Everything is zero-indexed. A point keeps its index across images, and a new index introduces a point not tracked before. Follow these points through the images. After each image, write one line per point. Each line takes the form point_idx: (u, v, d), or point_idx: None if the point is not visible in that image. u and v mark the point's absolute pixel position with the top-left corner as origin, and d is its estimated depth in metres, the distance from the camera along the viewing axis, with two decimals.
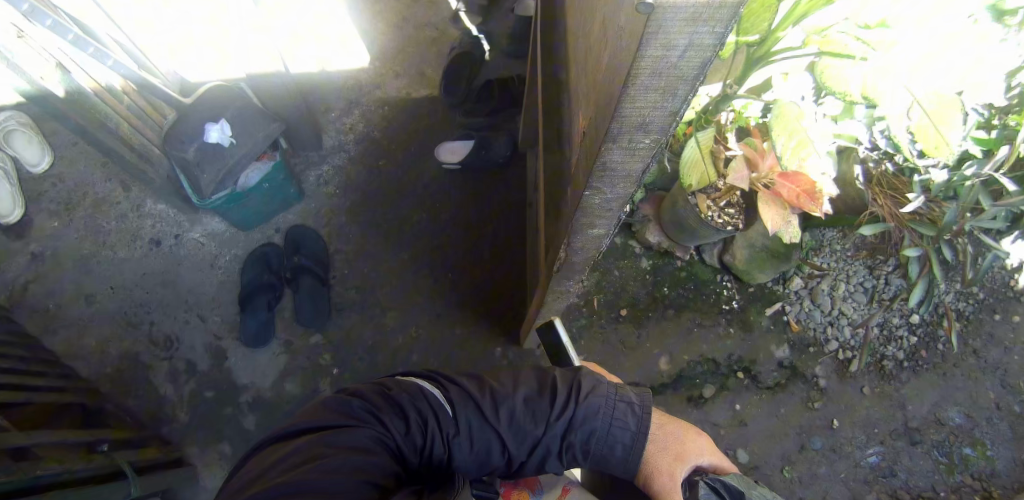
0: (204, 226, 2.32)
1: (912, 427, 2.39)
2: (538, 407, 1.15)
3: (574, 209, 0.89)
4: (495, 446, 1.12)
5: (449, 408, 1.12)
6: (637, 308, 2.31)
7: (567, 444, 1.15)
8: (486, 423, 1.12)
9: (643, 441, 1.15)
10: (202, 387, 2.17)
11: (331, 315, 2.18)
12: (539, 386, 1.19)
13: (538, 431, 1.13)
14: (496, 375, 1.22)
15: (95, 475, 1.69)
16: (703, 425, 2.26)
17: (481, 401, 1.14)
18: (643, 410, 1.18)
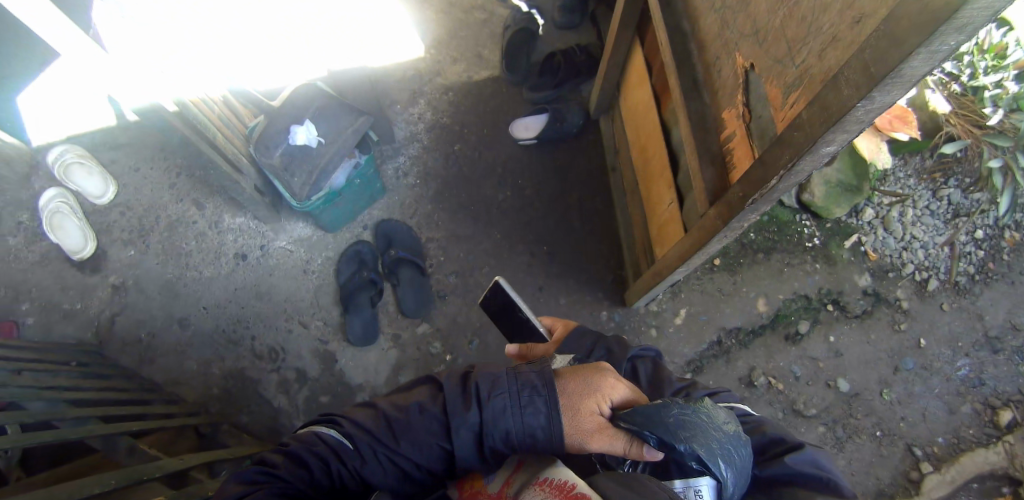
0: (290, 233, 2.32)
1: (992, 336, 2.38)
2: (437, 418, 1.21)
3: (827, 125, 0.97)
4: (407, 465, 1.21)
5: (349, 443, 1.22)
6: (729, 257, 2.45)
7: (485, 446, 1.16)
8: (386, 448, 1.21)
9: (559, 419, 1.12)
10: (317, 393, 2.16)
11: (435, 303, 2.20)
12: (432, 398, 1.24)
13: (446, 442, 1.19)
14: (392, 396, 1.29)
15: None
16: (802, 360, 2.35)
17: (379, 429, 1.23)
18: (549, 388, 1.15)
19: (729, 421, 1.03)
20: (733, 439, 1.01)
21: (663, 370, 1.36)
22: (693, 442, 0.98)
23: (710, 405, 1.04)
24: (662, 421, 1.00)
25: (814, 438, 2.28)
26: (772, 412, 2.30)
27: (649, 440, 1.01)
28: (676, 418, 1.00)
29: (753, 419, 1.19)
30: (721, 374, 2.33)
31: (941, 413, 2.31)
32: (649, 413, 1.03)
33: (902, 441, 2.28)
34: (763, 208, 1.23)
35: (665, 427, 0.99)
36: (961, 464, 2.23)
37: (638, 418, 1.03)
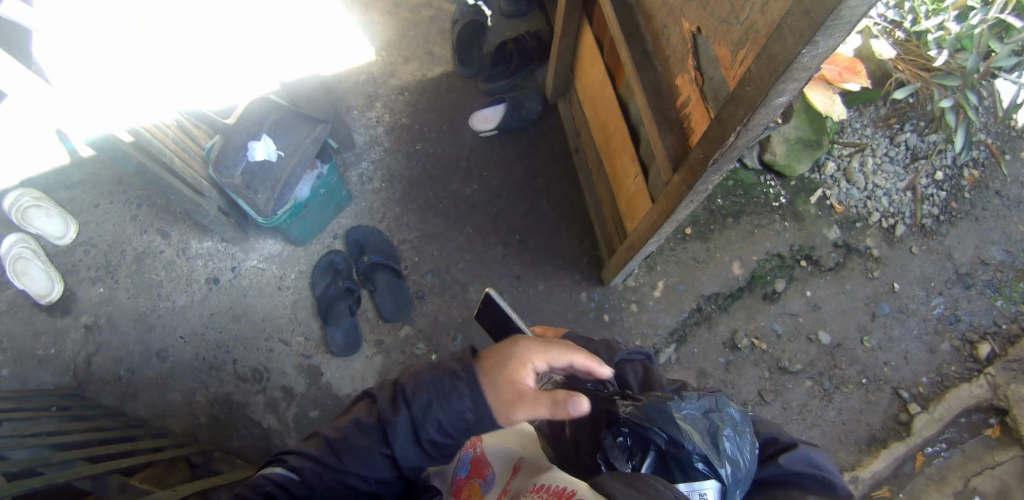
0: (260, 252, 2.30)
1: (963, 272, 2.44)
2: (373, 429, 1.15)
3: (776, 76, 0.99)
4: (359, 482, 1.16)
5: (296, 477, 1.17)
6: (700, 225, 2.46)
7: (423, 442, 1.11)
8: (334, 470, 1.17)
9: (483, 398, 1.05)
10: (306, 408, 2.14)
11: (414, 304, 2.19)
12: (367, 410, 1.18)
13: (388, 448, 1.14)
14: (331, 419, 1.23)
15: None
16: (783, 317, 2.39)
17: (322, 454, 1.18)
18: (469, 372, 1.07)
19: (737, 423, 1.07)
20: (742, 439, 1.05)
21: (654, 375, 1.35)
22: (702, 443, 1.01)
23: (723, 402, 1.09)
24: (672, 419, 1.04)
25: (803, 393, 2.32)
26: (759, 372, 2.34)
27: (655, 437, 1.03)
28: (686, 417, 1.05)
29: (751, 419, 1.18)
30: (705, 340, 2.35)
31: (922, 354, 2.36)
32: (661, 411, 1.05)
33: (888, 385, 2.33)
34: (726, 166, 1.25)
35: (675, 424, 1.03)
36: (947, 401, 2.28)
37: (648, 414, 1.06)
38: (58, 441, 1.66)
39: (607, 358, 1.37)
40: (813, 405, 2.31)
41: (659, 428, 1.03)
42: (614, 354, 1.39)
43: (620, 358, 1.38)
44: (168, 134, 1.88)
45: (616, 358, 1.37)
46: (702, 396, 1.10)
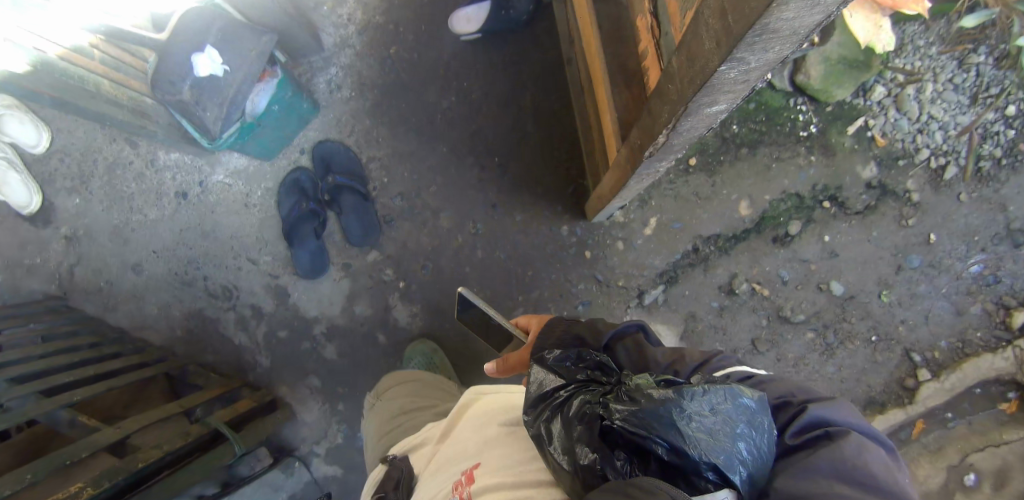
0: (226, 166, 2.15)
1: (1015, 229, 2.09)
2: None
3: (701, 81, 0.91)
4: None
5: None
6: (707, 154, 2.14)
7: None
8: None
9: None
10: (275, 327, 2.14)
11: (381, 230, 2.07)
12: None
13: None
14: None
15: (196, 446, 1.73)
16: (792, 263, 2.14)
17: None
18: None
19: (753, 411, 0.90)
20: (756, 433, 0.89)
21: (648, 353, 1.16)
22: (713, 449, 0.86)
23: (734, 390, 0.91)
24: (674, 423, 0.88)
25: (802, 345, 2.14)
26: (755, 319, 2.14)
27: (657, 448, 0.88)
28: (691, 419, 0.88)
29: (759, 378, 1.06)
30: (700, 282, 2.14)
31: (944, 315, 2.11)
32: (661, 416, 0.89)
33: (899, 346, 2.12)
34: (668, 155, 1.17)
35: (679, 432, 0.87)
36: (961, 370, 2.08)
37: (644, 420, 0.90)
38: (17, 373, 1.62)
39: (592, 342, 1.19)
40: (811, 358, 2.14)
41: (659, 436, 0.88)
42: (598, 335, 1.21)
43: (608, 341, 1.20)
44: (95, 55, 1.62)
45: (603, 341, 1.19)
46: (707, 383, 0.92)
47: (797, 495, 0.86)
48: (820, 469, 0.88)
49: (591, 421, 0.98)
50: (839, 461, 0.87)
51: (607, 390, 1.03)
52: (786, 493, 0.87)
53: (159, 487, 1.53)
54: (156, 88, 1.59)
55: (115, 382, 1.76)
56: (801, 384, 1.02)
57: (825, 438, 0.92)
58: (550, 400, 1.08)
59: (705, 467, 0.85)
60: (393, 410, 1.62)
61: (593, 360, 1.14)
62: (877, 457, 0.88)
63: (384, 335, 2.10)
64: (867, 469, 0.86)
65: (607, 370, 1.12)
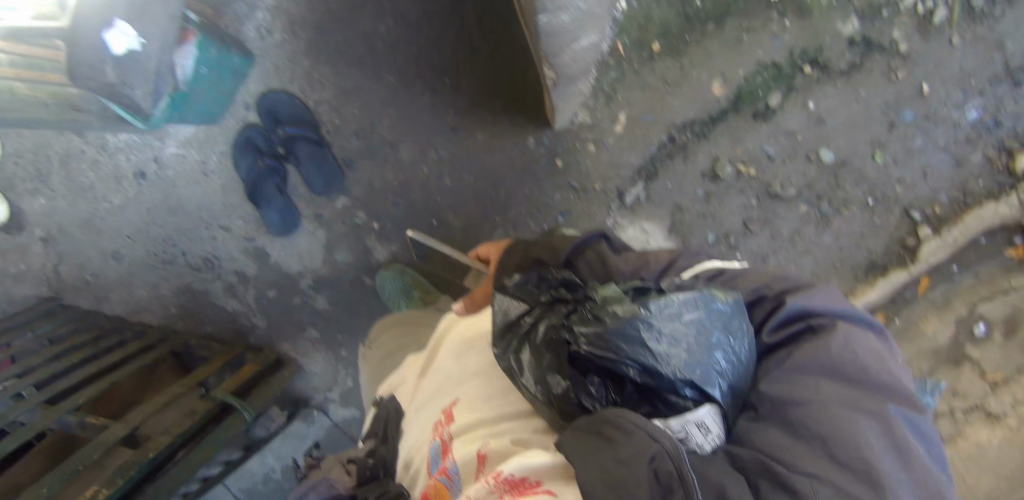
0: (175, 136, 2.08)
1: (1015, 66, 1.93)
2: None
3: None
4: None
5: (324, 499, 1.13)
6: (672, 36, 1.98)
7: None
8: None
9: None
10: (263, 288, 2.14)
11: (343, 174, 2.02)
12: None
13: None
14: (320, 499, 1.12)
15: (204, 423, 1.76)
16: (776, 137, 2.00)
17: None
18: None
19: (729, 316, 0.83)
20: (734, 339, 0.82)
21: (611, 263, 1.08)
22: (688, 365, 0.80)
23: (706, 296, 0.83)
24: (642, 342, 0.81)
25: (795, 219, 2.01)
26: (744, 200, 2.02)
27: (628, 370, 0.83)
28: (662, 334, 0.81)
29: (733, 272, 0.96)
30: (680, 172, 2.04)
31: (943, 168, 1.98)
32: (628, 336, 0.82)
33: (898, 204, 1.99)
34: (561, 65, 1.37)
35: (648, 351, 0.80)
36: (965, 225, 1.98)
37: (610, 344, 0.83)
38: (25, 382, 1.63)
39: (552, 262, 1.12)
40: (805, 231, 2.01)
41: (629, 357, 0.82)
42: (557, 254, 1.13)
43: (568, 257, 1.14)
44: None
45: (563, 259, 1.13)
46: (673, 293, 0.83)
47: (782, 402, 0.77)
48: (806, 368, 0.78)
49: (561, 348, 0.93)
50: (826, 355, 0.77)
51: (574, 312, 0.96)
52: (774, 400, 0.78)
53: (151, 491, 1.53)
54: (77, 80, 1.43)
55: (118, 376, 1.78)
56: (783, 272, 0.92)
57: (809, 332, 0.82)
58: (514, 330, 1.02)
59: (683, 384, 0.80)
60: (382, 351, 1.56)
61: (556, 278, 1.08)
62: (870, 345, 0.78)
63: (371, 277, 2.09)
64: (859, 360, 0.77)
65: (570, 286, 1.06)
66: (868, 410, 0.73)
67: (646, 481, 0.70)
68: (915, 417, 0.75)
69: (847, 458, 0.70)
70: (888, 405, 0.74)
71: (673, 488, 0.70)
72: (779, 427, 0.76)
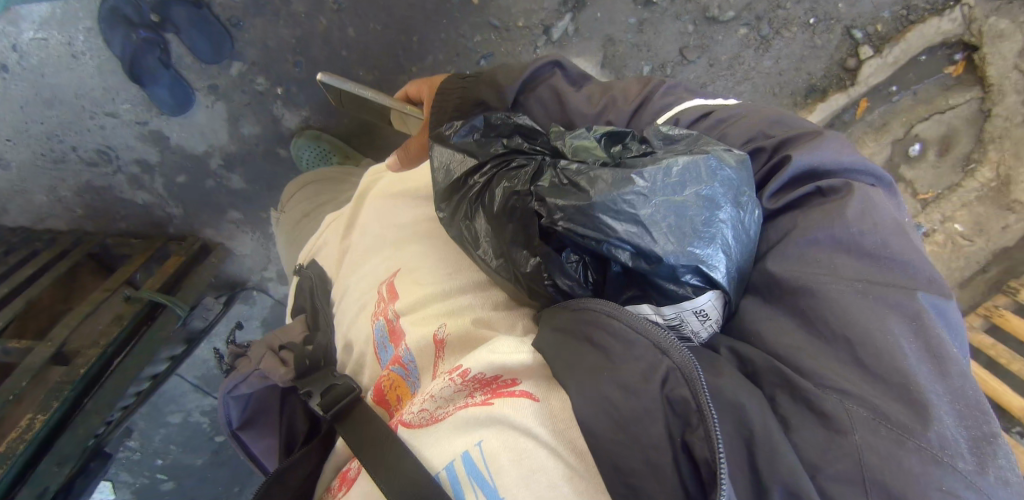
0: (26, 15, 1.58)
1: None
2: (243, 427, 0.98)
3: None
4: (260, 416, 0.99)
5: (237, 402, 0.95)
6: None
7: (253, 429, 0.99)
8: (238, 411, 0.96)
9: (251, 445, 1.00)
10: (172, 174, 1.86)
11: (233, 36, 1.68)
12: (239, 414, 0.97)
13: (254, 428, 0.99)
14: (231, 402, 0.94)
15: (140, 321, 1.57)
16: None
17: (236, 407, 0.95)
18: (241, 443, 0.99)
19: (741, 173, 0.52)
20: (743, 210, 0.52)
21: (571, 104, 0.72)
22: (697, 240, 0.49)
23: (709, 158, 0.51)
24: (634, 218, 0.50)
25: (733, 44, 1.69)
26: (680, 27, 1.67)
27: (608, 250, 0.52)
28: (658, 204, 0.50)
29: (729, 116, 0.63)
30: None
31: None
32: (604, 209, 0.51)
33: (840, 23, 1.68)
34: None
35: (640, 225, 0.50)
36: (907, 42, 1.70)
37: (589, 219, 0.52)
38: None
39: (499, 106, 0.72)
40: (744, 57, 1.70)
41: (608, 234, 0.51)
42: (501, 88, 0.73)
43: (515, 97, 0.74)
44: None
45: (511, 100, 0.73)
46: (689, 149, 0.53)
47: (794, 287, 0.50)
48: (817, 245, 0.50)
49: (515, 220, 0.60)
50: (840, 227, 0.50)
51: (534, 166, 0.61)
52: (783, 275, 0.50)
53: (90, 407, 1.38)
54: None
55: (32, 292, 1.52)
56: (797, 116, 0.60)
57: (820, 196, 0.53)
58: (456, 201, 0.67)
59: (697, 270, 0.50)
60: (298, 213, 1.43)
61: (505, 125, 0.68)
62: (893, 212, 0.51)
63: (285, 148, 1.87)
64: (883, 231, 0.49)
65: (528, 135, 0.66)
66: (900, 299, 0.46)
67: (656, 409, 0.47)
68: (953, 307, 0.48)
69: (883, 364, 0.44)
70: (920, 290, 0.47)
71: (692, 420, 0.46)
72: (791, 320, 0.50)
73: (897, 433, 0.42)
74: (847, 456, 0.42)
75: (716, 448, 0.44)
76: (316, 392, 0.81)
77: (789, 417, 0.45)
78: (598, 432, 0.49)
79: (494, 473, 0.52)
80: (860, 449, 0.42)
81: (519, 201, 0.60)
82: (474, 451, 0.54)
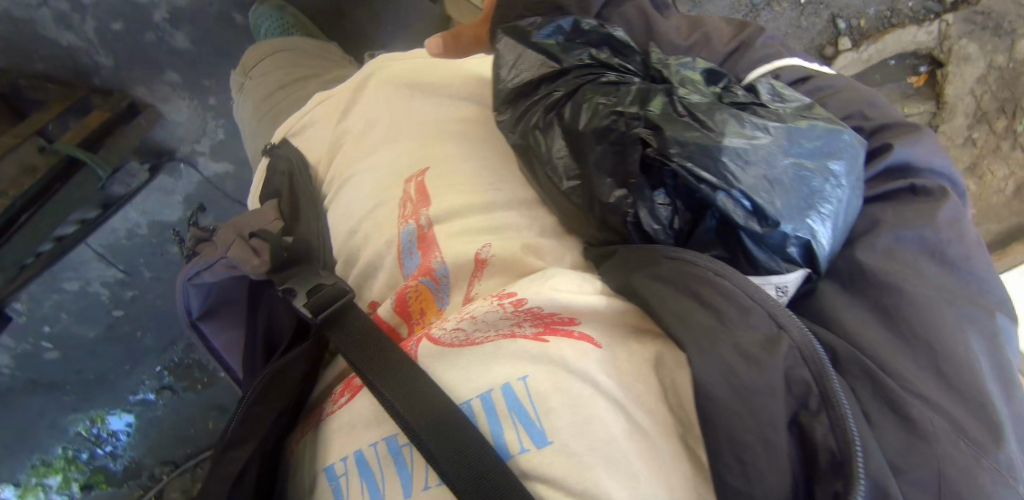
0: None
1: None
2: (204, 319, 0.86)
3: None
4: (222, 307, 0.87)
5: (197, 291, 0.83)
6: None
7: (215, 321, 0.88)
8: (197, 300, 0.84)
9: (213, 338, 0.88)
10: (105, 20, 1.46)
11: None
12: (198, 305, 0.84)
13: (217, 320, 0.88)
14: (189, 292, 0.82)
15: (49, 181, 1.27)
16: None
17: (196, 296, 0.83)
18: (203, 336, 0.88)
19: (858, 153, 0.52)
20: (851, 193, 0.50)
21: (656, 24, 0.72)
22: (817, 214, 0.48)
23: (838, 132, 0.51)
24: (762, 175, 0.47)
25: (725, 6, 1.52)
26: None
27: (716, 195, 0.48)
28: (789, 167, 0.48)
29: (818, 86, 0.65)
30: None
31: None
32: (733, 155, 0.48)
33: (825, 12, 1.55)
34: None
35: (768, 184, 0.47)
36: (883, 43, 1.56)
37: (710, 165, 0.49)
38: None
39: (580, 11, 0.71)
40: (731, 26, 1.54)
41: (721, 177, 0.48)
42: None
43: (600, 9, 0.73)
44: None
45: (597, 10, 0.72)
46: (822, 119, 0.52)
47: (880, 283, 0.51)
48: (902, 244, 0.52)
49: (606, 142, 0.56)
50: (930, 232, 0.52)
51: (639, 91, 0.57)
52: (869, 272, 0.52)
53: None
54: None
55: None
56: (883, 101, 0.64)
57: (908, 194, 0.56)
58: (531, 109, 0.65)
59: (802, 237, 0.48)
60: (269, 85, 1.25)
61: (597, 36, 0.66)
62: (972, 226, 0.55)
63: (243, 14, 1.59)
64: (966, 246, 0.52)
65: (622, 53, 0.66)
66: (977, 315, 0.49)
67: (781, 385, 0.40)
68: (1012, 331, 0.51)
69: (963, 378, 0.45)
70: (993, 313, 0.50)
71: (811, 403, 0.40)
72: (872, 317, 0.51)
73: (975, 449, 0.43)
74: (928, 463, 0.42)
75: (850, 440, 0.38)
76: (301, 292, 0.70)
77: (870, 411, 0.45)
78: (712, 399, 0.41)
79: (542, 414, 0.48)
80: (941, 460, 0.42)
81: (615, 122, 0.55)
82: (516, 384, 0.51)
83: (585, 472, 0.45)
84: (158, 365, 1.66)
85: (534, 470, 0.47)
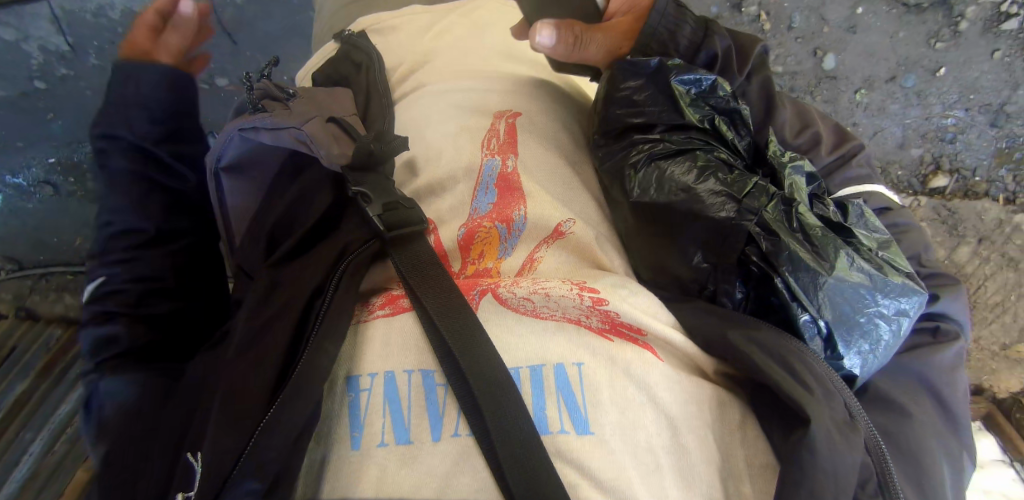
0: None
1: None
2: (231, 173, 0.73)
3: None
4: (260, 167, 0.74)
5: (243, 143, 0.69)
6: None
7: (244, 179, 0.74)
8: (237, 153, 0.70)
9: (230, 198, 0.74)
10: None
11: None
12: (235, 157, 0.71)
13: (243, 179, 0.74)
14: (233, 141, 0.69)
15: None
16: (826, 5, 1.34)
17: (237, 147, 0.70)
18: (220, 192, 0.74)
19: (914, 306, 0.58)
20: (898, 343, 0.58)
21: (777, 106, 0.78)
22: (874, 360, 0.56)
23: (910, 287, 0.57)
24: (846, 313, 0.55)
25: None
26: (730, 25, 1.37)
27: (801, 314, 0.56)
28: (867, 312, 0.55)
29: (895, 222, 0.77)
30: None
31: (887, 143, 1.34)
32: (829, 290, 0.55)
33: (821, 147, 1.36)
34: None
35: (848, 324, 0.55)
36: None
37: (807, 287, 0.56)
38: None
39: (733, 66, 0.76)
40: None
41: (810, 301, 0.56)
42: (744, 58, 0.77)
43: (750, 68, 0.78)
44: None
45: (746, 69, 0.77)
46: (904, 272, 0.58)
47: (885, 398, 0.58)
48: (906, 372, 0.61)
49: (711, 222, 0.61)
50: (932, 372, 0.61)
51: (754, 183, 0.62)
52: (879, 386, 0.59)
53: None
54: None
55: None
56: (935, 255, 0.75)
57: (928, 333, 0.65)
58: (638, 150, 0.69)
59: (852, 370, 0.56)
60: None
61: (724, 104, 0.70)
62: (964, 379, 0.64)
63: None
64: (953, 395, 0.61)
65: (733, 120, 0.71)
66: (951, 452, 0.58)
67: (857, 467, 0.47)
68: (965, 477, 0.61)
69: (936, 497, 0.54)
70: (960, 454, 0.59)
71: (867, 485, 0.49)
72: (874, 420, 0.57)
73: None
74: None
75: None
76: (375, 202, 0.65)
77: None
78: (808, 470, 0.46)
79: (589, 404, 0.51)
80: None
81: (727, 208, 0.60)
82: (570, 368, 0.53)
83: (619, 471, 0.48)
84: (52, 156, 1.49)
85: (571, 453, 0.49)
